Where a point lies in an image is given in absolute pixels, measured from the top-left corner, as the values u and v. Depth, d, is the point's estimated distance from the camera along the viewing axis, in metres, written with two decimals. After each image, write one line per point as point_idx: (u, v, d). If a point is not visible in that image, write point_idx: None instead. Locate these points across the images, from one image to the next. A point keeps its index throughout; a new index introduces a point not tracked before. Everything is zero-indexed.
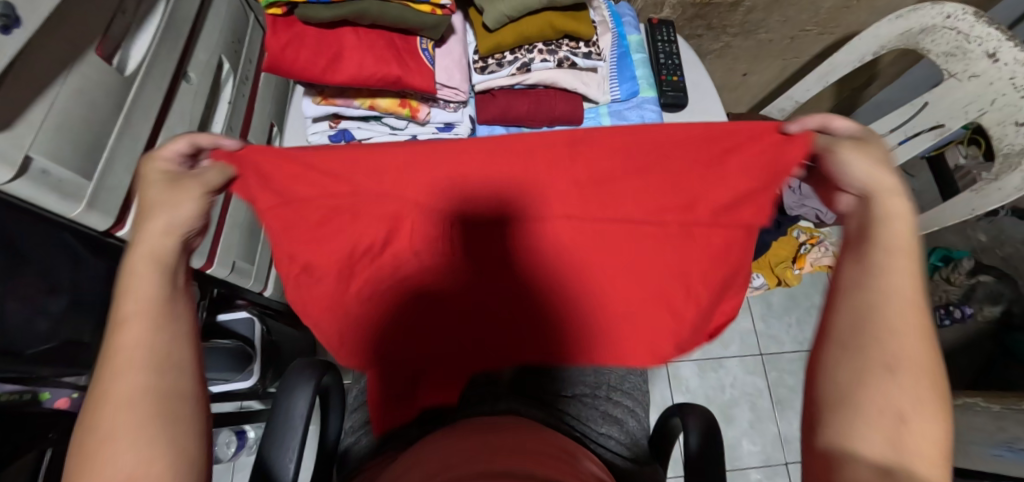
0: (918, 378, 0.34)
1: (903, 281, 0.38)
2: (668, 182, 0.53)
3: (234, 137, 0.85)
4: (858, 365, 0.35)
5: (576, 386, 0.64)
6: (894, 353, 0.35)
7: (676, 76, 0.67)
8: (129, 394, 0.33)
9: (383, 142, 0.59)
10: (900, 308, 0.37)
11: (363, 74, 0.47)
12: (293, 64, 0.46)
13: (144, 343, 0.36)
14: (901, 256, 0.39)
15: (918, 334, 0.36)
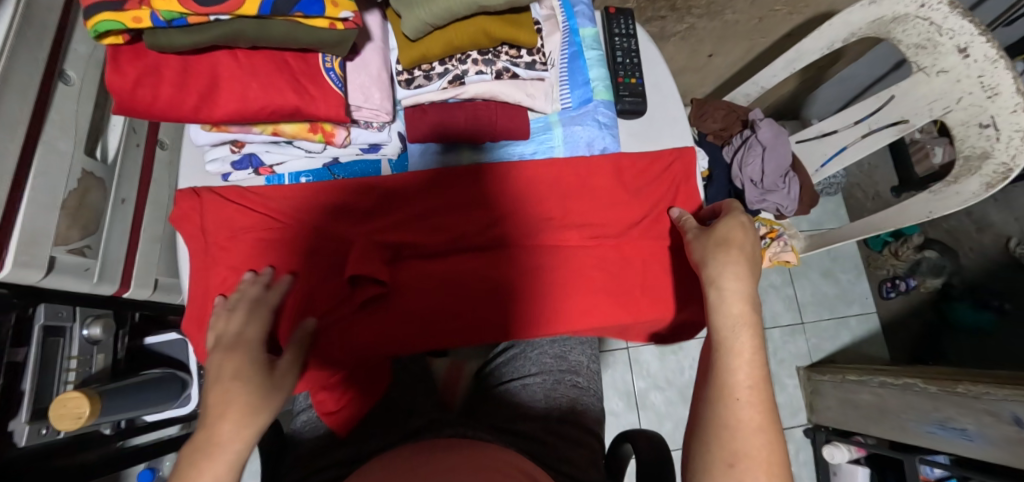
0: (760, 472, 0.35)
1: (739, 372, 0.39)
2: (593, 192, 0.56)
3: (137, 139, 0.79)
4: (706, 461, 0.37)
5: (527, 403, 0.64)
6: (735, 448, 0.36)
7: (634, 78, 0.60)
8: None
9: (301, 165, 0.54)
10: (743, 401, 0.38)
11: (249, 103, 0.43)
12: (157, 104, 0.42)
13: (235, 440, 0.37)
14: (743, 336, 0.41)
15: (757, 428, 0.37)
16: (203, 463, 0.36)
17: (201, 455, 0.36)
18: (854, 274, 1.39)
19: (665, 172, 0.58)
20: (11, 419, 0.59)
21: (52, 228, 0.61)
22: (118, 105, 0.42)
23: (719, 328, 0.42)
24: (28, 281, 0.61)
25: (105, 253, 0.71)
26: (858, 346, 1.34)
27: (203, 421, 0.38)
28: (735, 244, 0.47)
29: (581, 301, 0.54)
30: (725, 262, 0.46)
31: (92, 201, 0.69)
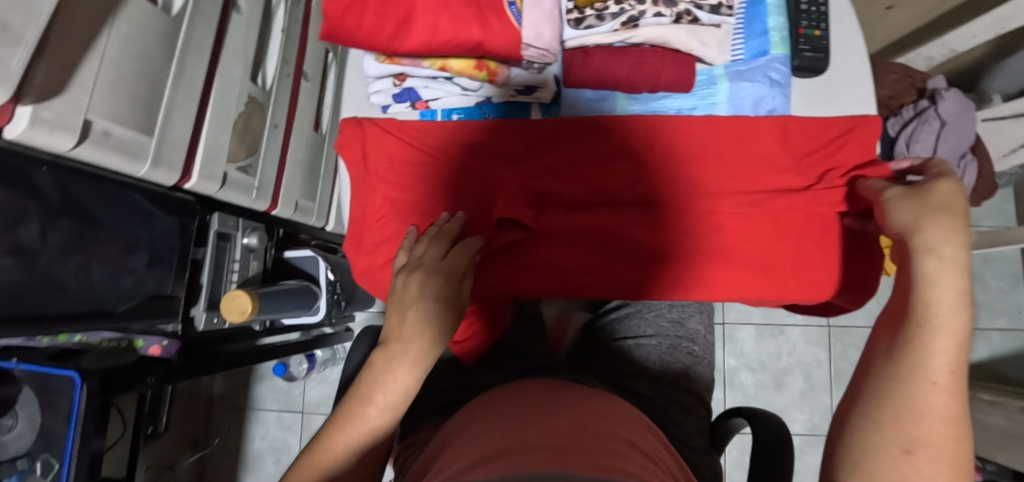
0: (942, 463, 0.34)
1: (934, 359, 0.36)
2: (753, 158, 0.52)
3: (290, 68, 0.84)
4: (875, 438, 0.36)
5: (642, 362, 0.64)
6: (916, 435, 0.34)
7: (820, 30, 0.53)
8: (387, 406, 0.40)
9: (454, 102, 0.55)
10: (930, 389, 0.35)
11: (445, 37, 0.47)
12: (359, 32, 0.48)
13: (409, 363, 0.41)
14: (945, 332, 0.37)
15: (944, 419, 0.35)
16: (397, 370, 0.41)
17: (396, 361, 0.41)
18: (1009, 282, 1.20)
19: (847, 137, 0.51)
20: (193, 306, 0.70)
21: (224, 147, 0.69)
22: (325, 33, 0.48)
23: (924, 305, 0.38)
24: (207, 192, 0.69)
25: (262, 172, 0.79)
26: (996, 364, 1.18)
27: (399, 334, 0.42)
28: (953, 210, 0.41)
29: (723, 272, 0.51)
30: (938, 233, 0.40)
31: (254, 124, 0.77)
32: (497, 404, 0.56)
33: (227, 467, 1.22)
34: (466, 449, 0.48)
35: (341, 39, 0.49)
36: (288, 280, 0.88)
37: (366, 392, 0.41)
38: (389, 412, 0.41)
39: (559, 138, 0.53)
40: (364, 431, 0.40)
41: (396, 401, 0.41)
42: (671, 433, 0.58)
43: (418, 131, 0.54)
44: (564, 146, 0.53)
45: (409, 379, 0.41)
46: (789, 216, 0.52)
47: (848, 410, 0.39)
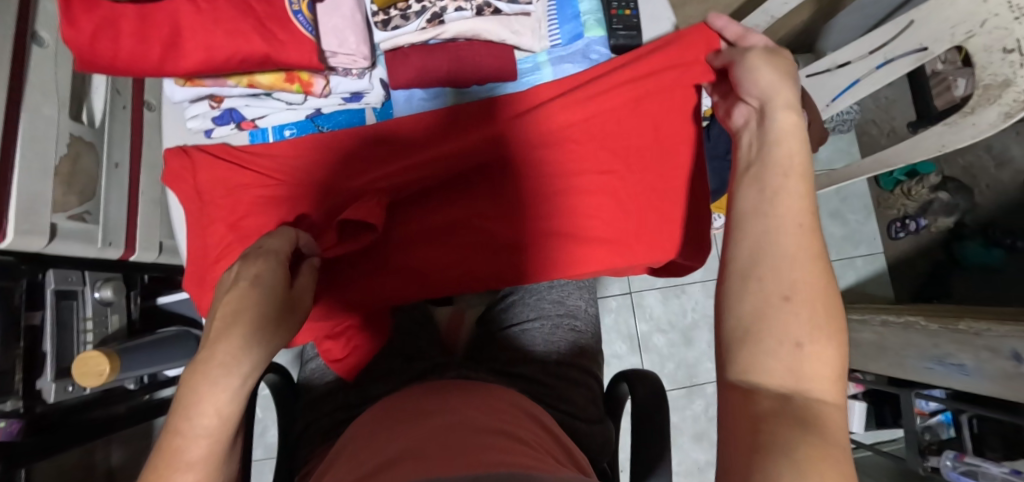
0: (819, 301, 0.28)
1: (793, 198, 0.33)
2: (586, 137, 0.55)
3: (124, 100, 0.77)
4: (753, 294, 0.29)
5: (531, 345, 0.66)
6: (790, 277, 0.29)
7: (629, 10, 0.57)
8: (204, 431, 0.34)
9: (283, 118, 0.54)
10: (792, 232, 0.31)
11: (229, 54, 0.46)
12: (121, 57, 0.46)
13: (219, 368, 0.35)
14: (794, 174, 0.35)
15: (816, 255, 0.30)
16: (202, 387, 0.34)
17: (202, 375, 0.34)
18: (863, 215, 1.35)
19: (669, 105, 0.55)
20: (37, 378, 0.63)
21: (49, 195, 0.63)
22: (84, 62, 0.45)
23: (780, 155, 0.36)
24: (33, 249, 0.62)
25: (105, 216, 0.72)
26: (863, 286, 1.33)
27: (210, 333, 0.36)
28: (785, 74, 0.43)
29: (574, 251, 0.54)
30: (783, 91, 0.41)
31: (85, 165, 0.70)
32: (381, 420, 0.54)
33: None
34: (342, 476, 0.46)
35: (105, 67, 0.46)
36: (165, 329, 0.81)
37: (174, 422, 0.34)
38: (213, 436, 0.34)
39: (401, 142, 0.53)
40: (185, 468, 0.33)
41: (214, 426, 0.34)
42: (560, 409, 0.60)
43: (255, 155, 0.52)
44: (407, 149, 0.53)
45: (223, 389, 0.35)
46: (625, 187, 0.55)
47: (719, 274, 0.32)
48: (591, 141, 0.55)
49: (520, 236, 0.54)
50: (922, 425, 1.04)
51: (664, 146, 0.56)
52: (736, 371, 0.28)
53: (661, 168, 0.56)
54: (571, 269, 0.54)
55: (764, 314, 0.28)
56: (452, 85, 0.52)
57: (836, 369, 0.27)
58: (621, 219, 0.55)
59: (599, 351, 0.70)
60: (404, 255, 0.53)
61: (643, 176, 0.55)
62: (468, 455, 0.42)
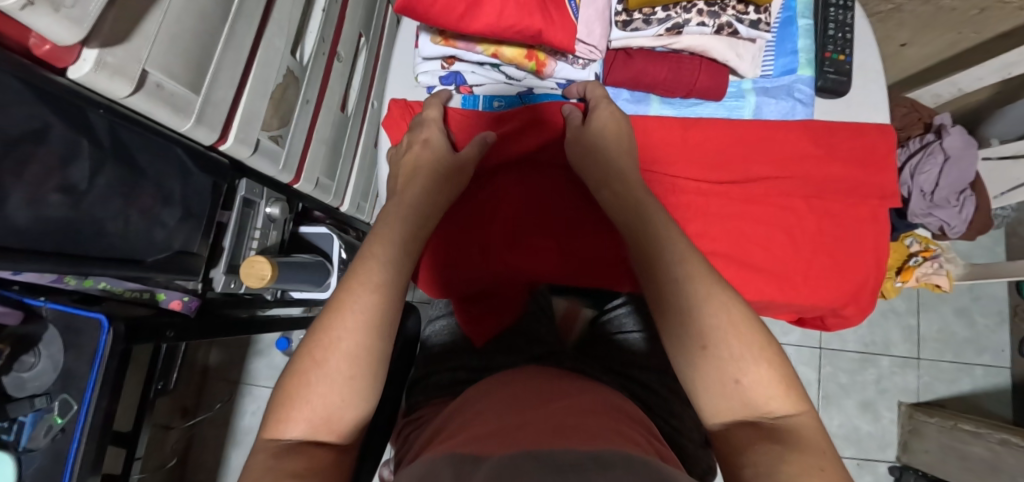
0: (738, 344, 0.38)
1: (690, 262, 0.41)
2: (773, 168, 0.56)
3: (325, 47, 0.86)
4: (688, 355, 0.39)
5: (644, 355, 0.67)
6: (707, 332, 0.38)
7: (843, 55, 0.56)
8: (363, 281, 0.43)
9: (496, 89, 0.60)
10: (712, 300, 0.39)
11: (507, 24, 0.49)
12: (431, 11, 0.48)
13: (379, 246, 0.45)
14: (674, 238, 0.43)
15: (735, 312, 0.39)
16: (369, 255, 0.45)
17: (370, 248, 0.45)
18: (995, 321, 1.24)
19: (863, 154, 0.56)
20: (212, 268, 0.72)
21: (261, 117, 0.71)
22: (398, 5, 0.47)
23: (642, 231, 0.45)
24: (239, 156, 0.70)
25: (290, 144, 0.80)
26: (978, 398, 1.21)
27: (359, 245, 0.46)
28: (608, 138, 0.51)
29: (734, 273, 0.54)
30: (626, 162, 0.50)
31: (288, 96, 0.78)
32: (498, 390, 0.54)
33: (216, 438, 1.23)
34: (466, 429, 0.45)
35: (415, 15, 0.48)
36: (302, 253, 0.88)
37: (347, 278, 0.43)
38: (365, 332, 0.41)
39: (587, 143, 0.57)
40: (341, 353, 0.40)
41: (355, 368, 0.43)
42: (670, 424, 0.60)
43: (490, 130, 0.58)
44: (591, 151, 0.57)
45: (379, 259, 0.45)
46: (802, 227, 0.55)
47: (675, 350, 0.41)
48: (773, 172, 0.56)
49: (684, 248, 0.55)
50: None
51: (846, 195, 0.56)
52: (710, 417, 0.39)
53: (841, 214, 0.56)
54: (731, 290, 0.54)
55: (731, 378, 0.37)
56: (663, 89, 0.55)
57: (777, 384, 0.37)
58: (791, 257, 0.55)
59: None
60: None
61: (819, 220, 0.55)
62: (583, 441, 0.39)
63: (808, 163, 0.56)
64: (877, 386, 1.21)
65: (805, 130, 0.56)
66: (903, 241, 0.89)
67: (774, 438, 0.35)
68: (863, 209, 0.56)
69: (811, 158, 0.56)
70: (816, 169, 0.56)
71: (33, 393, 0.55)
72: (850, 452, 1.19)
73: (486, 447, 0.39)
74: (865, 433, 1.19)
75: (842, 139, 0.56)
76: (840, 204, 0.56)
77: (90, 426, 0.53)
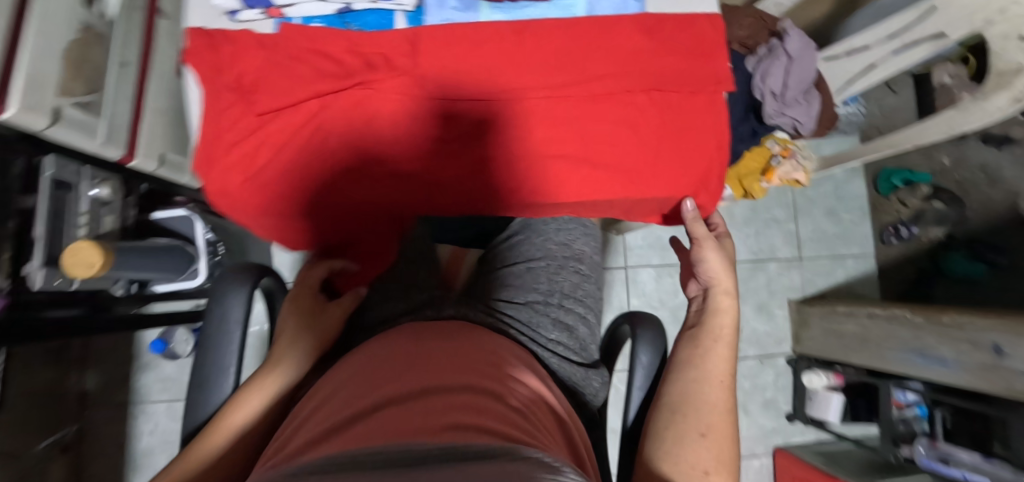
0: (720, 442, 0.41)
1: (715, 361, 0.48)
2: (612, 64, 0.55)
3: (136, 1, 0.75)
4: (680, 430, 0.42)
5: (538, 288, 0.62)
6: (700, 422, 0.42)
7: None
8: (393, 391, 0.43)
9: (313, 9, 0.53)
10: (713, 387, 0.45)
11: None
12: None
13: (407, 350, 0.44)
14: (722, 341, 0.49)
15: (722, 408, 0.44)
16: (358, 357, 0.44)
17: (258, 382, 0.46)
18: (858, 215, 1.38)
19: (694, 42, 0.57)
20: (24, 263, 0.61)
21: (54, 80, 0.60)
22: None
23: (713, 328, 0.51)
24: (33, 129, 0.59)
25: (108, 113, 0.70)
26: (851, 284, 1.36)
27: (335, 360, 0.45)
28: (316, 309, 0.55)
29: (586, 174, 0.56)
30: (726, 280, 0.55)
31: (93, 56, 0.67)
32: (361, 360, 0.45)
33: (109, 468, 1.11)
34: (299, 434, 0.34)
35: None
36: (154, 239, 0.79)
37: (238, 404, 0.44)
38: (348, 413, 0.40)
39: (432, 50, 0.53)
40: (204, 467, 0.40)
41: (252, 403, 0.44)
42: (557, 353, 0.57)
43: (314, 71, 0.53)
44: (438, 54, 0.53)
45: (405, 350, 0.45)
46: (645, 120, 0.56)
47: (657, 408, 0.45)
48: (612, 68, 0.55)
49: (535, 157, 0.55)
50: (898, 417, 1.06)
51: (686, 86, 0.57)
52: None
53: (684, 105, 0.57)
54: (583, 192, 0.56)
55: (692, 439, 0.41)
56: None
57: None
58: (635, 150, 0.56)
59: (600, 299, 0.68)
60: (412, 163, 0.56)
61: (661, 111, 0.56)
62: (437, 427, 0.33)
63: (649, 58, 0.56)
64: (768, 289, 1.32)
65: (636, 25, 0.56)
66: (764, 144, 0.93)
67: None
68: (702, 99, 0.57)
69: (648, 51, 0.56)
70: (652, 61, 0.56)
71: None
72: (752, 352, 1.29)
73: (309, 452, 0.28)
74: (763, 333, 1.30)
75: (673, 26, 0.57)
76: (682, 95, 0.57)
77: None
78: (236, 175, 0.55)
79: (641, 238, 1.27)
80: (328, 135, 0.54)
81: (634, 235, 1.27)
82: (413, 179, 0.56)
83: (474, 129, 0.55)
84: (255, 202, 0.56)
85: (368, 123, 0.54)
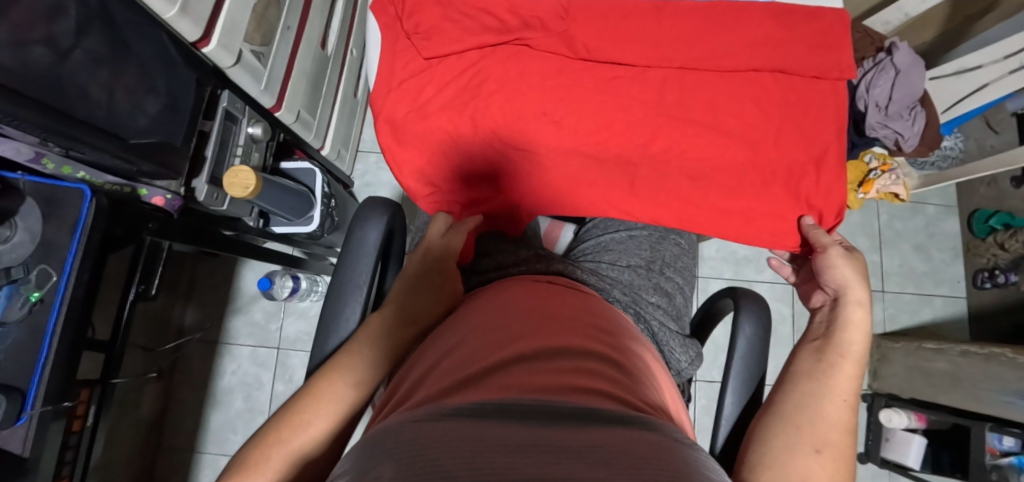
0: (839, 462, 0.40)
1: (842, 376, 0.46)
2: (740, 41, 0.61)
3: None
4: (796, 441, 0.41)
5: (642, 255, 0.63)
6: (819, 436, 0.41)
7: None
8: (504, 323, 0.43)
9: None
10: (835, 402, 0.44)
11: None
12: None
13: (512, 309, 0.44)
14: (849, 359, 0.47)
15: (843, 425, 0.43)
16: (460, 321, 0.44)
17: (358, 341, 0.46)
18: (949, 255, 1.33)
19: (820, 25, 0.62)
20: (194, 178, 0.70)
21: (244, 28, 0.71)
22: None
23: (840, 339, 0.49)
24: (222, 64, 0.70)
25: (272, 65, 0.81)
26: (938, 326, 1.29)
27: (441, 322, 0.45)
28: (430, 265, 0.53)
29: (708, 136, 0.62)
30: (856, 289, 0.53)
31: (270, 15, 0.79)
32: (468, 319, 0.45)
33: (194, 400, 1.20)
34: (423, 382, 0.35)
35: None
36: (286, 180, 0.87)
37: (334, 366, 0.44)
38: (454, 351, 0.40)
39: (581, 17, 0.62)
40: (305, 435, 0.40)
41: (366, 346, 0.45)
42: (658, 316, 0.59)
43: (482, 26, 0.62)
44: (586, 20, 0.62)
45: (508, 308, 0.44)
46: (767, 93, 0.62)
47: (771, 414, 0.44)
48: (738, 44, 0.61)
49: (664, 116, 0.62)
50: (988, 464, 0.98)
51: (807, 68, 0.61)
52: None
53: (805, 85, 0.62)
54: (704, 150, 0.63)
55: (813, 448, 0.41)
56: None
57: None
58: (755, 118, 0.62)
59: (693, 273, 0.69)
60: (556, 110, 0.63)
61: (782, 86, 0.62)
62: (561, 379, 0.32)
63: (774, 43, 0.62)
64: None
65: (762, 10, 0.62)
66: (863, 158, 0.95)
67: None
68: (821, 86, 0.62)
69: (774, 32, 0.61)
70: (777, 41, 0.61)
71: (7, 265, 0.52)
72: None
73: (448, 398, 0.28)
74: None
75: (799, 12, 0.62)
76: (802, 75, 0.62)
77: (71, 295, 0.53)
78: (403, 107, 0.64)
79: (715, 250, 1.27)
80: (485, 80, 0.63)
81: (708, 246, 1.27)
82: (551, 124, 0.63)
83: (611, 87, 0.63)
84: (411, 135, 0.65)
85: (518, 73, 0.62)
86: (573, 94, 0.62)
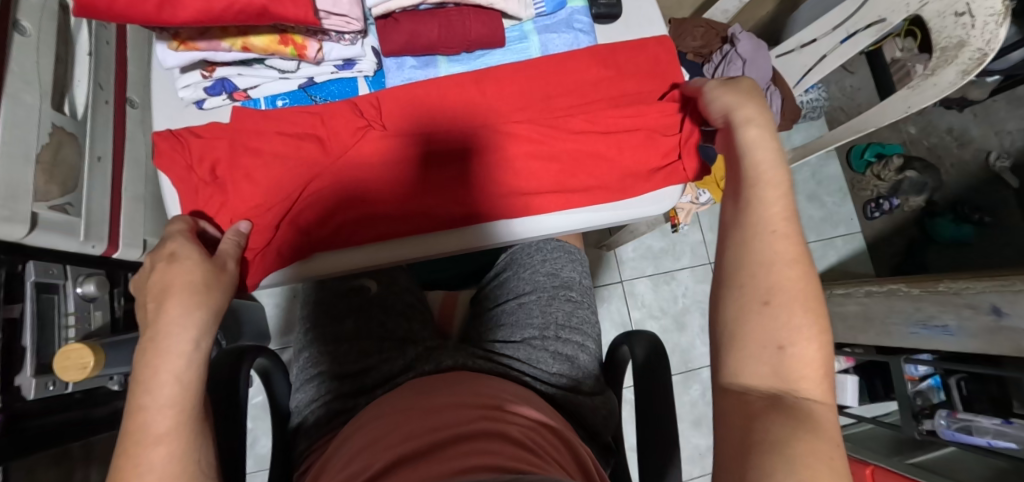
0: (793, 307, 0.36)
1: (773, 211, 0.41)
2: (561, 89, 0.64)
3: (106, 95, 0.76)
4: (739, 300, 0.37)
5: (534, 320, 0.61)
6: (769, 288, 0.37)
7: None
8: (397, 411, 0.44)
9: (276, 86, 0.61)
10: (769, 240, 0.39)
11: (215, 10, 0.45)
12: (116, 2, 0.43)
13: (411, 400, 0.45)
14: (772, 187, 0.43)
15: (794, 261, 0.38)
16: (359, 427, 0.44)
17: (149, 380, 0.38)
18: (839, 197, 1.40)
19: (636, 63, 0.65)
20: (16, 374, 0.60)
21: (32, 185, 0.60)
22: (78, 7, 0.43)
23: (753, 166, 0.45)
24: (13, 237, 0.59)
25: (88, 209, 0.70)
26: (844, 264, 1.38)
27: (344, 433, 0.45)
28: (182, 260, 0.46)
29: (558, 182, 0.63)
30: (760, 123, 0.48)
31: (66, 156, 0.67)
32: (372, 417, 0.45)
33: None
34: None
35: (104, 15, 0.44)
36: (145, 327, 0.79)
37: (144, 427, 0.36)
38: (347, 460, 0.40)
39: (391, 103, 0.61)
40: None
41: (175, 392, 0.38)
42: (561, 386, 0.56)
43: (290, 136, 0.60)
44: (397, 107, 0.61)
45: (406, 401, 0.45)
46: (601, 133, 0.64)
47: (717, 282, 0.40)
48: (561, 95, 0.64)
49: (513, 176, 0.63)
50: (913, 391, 1.05)
51: (632, 103, 0.65)
52: (731, 376, 0.35)
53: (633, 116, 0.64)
54: (560, 195, 0.64)
55: (770, 309, 0.36)
56: (439, 42, 0.60)
57: (816, 364, 0.34)
58: (600, 159, 0.63)
59: (597, 323, 0.66)
60: (404, 188, 0.61)
61: (615, 122, 0.64)
62: (446, 462, 0.33)
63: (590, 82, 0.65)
64: None
65: (577, 59, 0.65)
66: None
67: (789, 419, 0.30)
68: (645, 106, 0.64)
69: (591, 80, 0.65)
70: (596, 84, 0.65)
71: None
72: None
73: None
74: None
75: (608, 49, 0.66)
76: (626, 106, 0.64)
77: None
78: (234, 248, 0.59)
79: (631, 250, 1.28)
80: (319, 184, 0.60)
81: (625, 247, 1.28)
82: (397, 208, 0.61)
83: (447, 155, 0.62)
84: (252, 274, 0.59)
85: (351, 170, 0.61)
86: (416, 170, 0.62)
